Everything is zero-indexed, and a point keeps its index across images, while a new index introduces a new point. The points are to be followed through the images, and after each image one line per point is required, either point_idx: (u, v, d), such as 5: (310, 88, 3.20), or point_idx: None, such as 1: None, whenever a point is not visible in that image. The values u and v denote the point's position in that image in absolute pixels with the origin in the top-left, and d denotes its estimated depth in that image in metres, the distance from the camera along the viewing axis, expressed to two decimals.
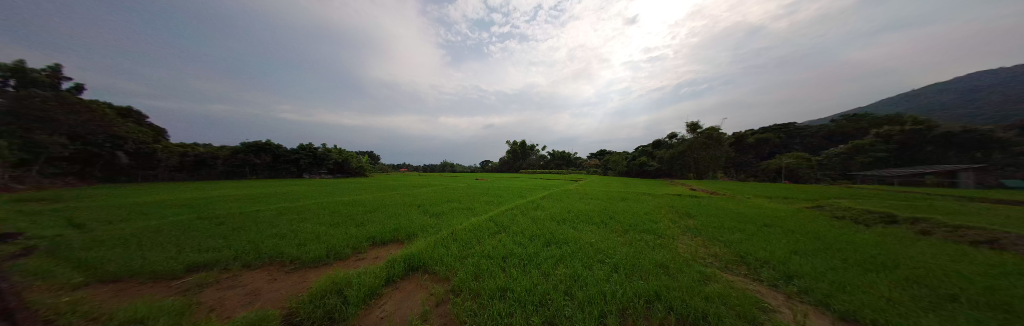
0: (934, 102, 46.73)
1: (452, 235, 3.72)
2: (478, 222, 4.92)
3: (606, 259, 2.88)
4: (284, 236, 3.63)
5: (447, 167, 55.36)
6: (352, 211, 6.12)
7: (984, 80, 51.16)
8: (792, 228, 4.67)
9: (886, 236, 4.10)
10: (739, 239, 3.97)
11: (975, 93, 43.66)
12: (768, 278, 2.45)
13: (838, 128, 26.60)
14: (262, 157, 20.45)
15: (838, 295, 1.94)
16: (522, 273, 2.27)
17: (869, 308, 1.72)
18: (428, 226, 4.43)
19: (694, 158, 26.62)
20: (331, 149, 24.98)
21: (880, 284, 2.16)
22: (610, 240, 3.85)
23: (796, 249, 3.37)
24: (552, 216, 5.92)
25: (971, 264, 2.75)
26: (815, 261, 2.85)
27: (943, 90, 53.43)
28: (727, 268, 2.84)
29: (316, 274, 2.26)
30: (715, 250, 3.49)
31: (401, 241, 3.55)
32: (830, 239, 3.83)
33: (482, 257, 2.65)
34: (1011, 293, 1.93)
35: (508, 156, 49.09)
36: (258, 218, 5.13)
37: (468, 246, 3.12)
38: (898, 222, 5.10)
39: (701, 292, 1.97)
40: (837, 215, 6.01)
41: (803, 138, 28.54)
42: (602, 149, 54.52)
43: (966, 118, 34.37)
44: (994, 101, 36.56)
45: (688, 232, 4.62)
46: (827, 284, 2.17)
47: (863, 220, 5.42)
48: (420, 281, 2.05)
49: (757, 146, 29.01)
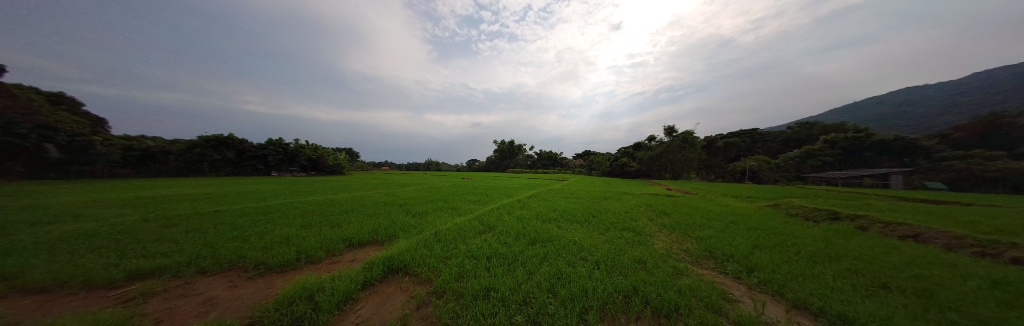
0: (873, 113, 53.14)
1: (436, 235, 3.63)
2: (463, 221, 4.88)
3: (588, 256, 2.97)
4: (247, 239, 3.33)
5: (432, 166, 53.90)
6: (329, 211, 5.85)
7: (911, 96, 59.05)
8: (754, 225, 5.07)
9: (832, 231, 4.61)
10: (708, 235, 4.27)
11: (903, 107, 50.38)
12: (733, 271, 2.66)
13: (794, 135, 29.56)
14: (224, 153, 18.65)
15: (790, 285, 2.15)
16: (506, 272, 2.27)
17: (817, 296, 1.92)
18: (411, 226, 4.31)
19: (671, 159, 28.31)
20: (305, 144, 23.40)
21: (826, 274, 2.43)
22: (591, 237, 4.00)
23: (757, 244, 3.67)
24: (537, 214, 6.03)
25: (894, 254, 3.19)
26: (773, 255, 3.13)
27: (880, 102, 60.92)
28: (697, 262, 3.05)
29: (284, 280, 2.10)
30: (687, 246, 3.73)
31: (381, 242, 3.42)
32: (786, 235, 4.21)
33: (467, 258, 2.61)
34: (932, 282, 2.23)
35: (495, 155, 49.16)
36: (219, 219, 4.68)
37: (451, 246, 3.06)
38: (842, 218, 5.76)
39: (675, 286, 2.09)
40: (792, 213, 6.67)
41: (765, 142, 31.30)
42: (587, 150, 56.32)
43: (897, 128, 39.45)
44: (919, 114, 42.24)
45: (665, 229, 4.88)
46: (781, 275, 2.39)
47: (813, 217, 6.06)
48: (400, 284, 1.98)
49: (726, 149, 31.43)
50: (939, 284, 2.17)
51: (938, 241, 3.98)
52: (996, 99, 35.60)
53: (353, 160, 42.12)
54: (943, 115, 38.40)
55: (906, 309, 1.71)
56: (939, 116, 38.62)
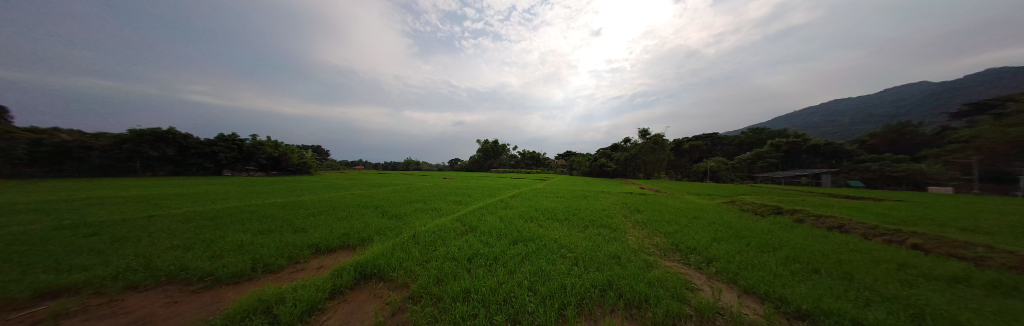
0: (809, 122, 61.37)
1: (414, 237, 3.50)
2: (444, 222, 4.76)
3: (568, 253, 3.07)
4: (192, 248, 2.93)
5: (411, 165, 51.70)
6: (293, 214, 5.35)
7: (837, 108, 69.30)
8: (714, 219, 5.62)
9: (777, 224, 5.26)
10: (675, 230, 4.64)
11: (831, 117, 59.00)
12: (695, 262, 2.91)
13: (748, 139, 33.09)
14: (162, 149, 16.20)
15: (742, 273, 2.41)
16: (487, 272, 2.27)
17: (763, 282, 2.18)
18: (387, 228, 4.11)
19: (645, 160, 30.18)
20: (264, 141, 21.21)
21: (771, 262, 2.76)
22: (571, 235, 4.14)
23: (715, 237, 4.06)
24: (519, 214, 6.09)
25: (821, 243, 3.75)
26: (728, 246, 3.49)
27: (815, 112, 70.53)
28: (665, 255, 3.30)
29: (238, 292, 1.88)
30: (657, 240, 4.03)
31: (353, 247, 3.21)
32: (739, 228, 4.71)
33: (447, 260, 2.56)
34: (851, 266, 2.63)
35: (478, 155, 48.72)
36: (154, 226, 4.04)
37: (431, 248, 2.97)
38: (784, 212, 6.60)
39: (646, 278, 2.23)
40: (745, 208, 7.50)
41: (724, 145, 34.76)
42: (568, 150, 57.91)
43: (828, 134, 45.92)
44: (843, 124, 49.76)
45: (637, 225, 5.20)
46: (735, 265, 2.67)
47: (761, 211, 6.89)
48: (373, 290, 1.88)
49: (691, 151, 34.35)
50: (858, 268, 2.56)
51: (855, 231, 4.71)
52: (898, 112, 42.99)
53: (324, 158, 39.10)
54: (861, 125, 45.44)
55: (833, 291, 1.99)
56: (858, 125, 45.70)
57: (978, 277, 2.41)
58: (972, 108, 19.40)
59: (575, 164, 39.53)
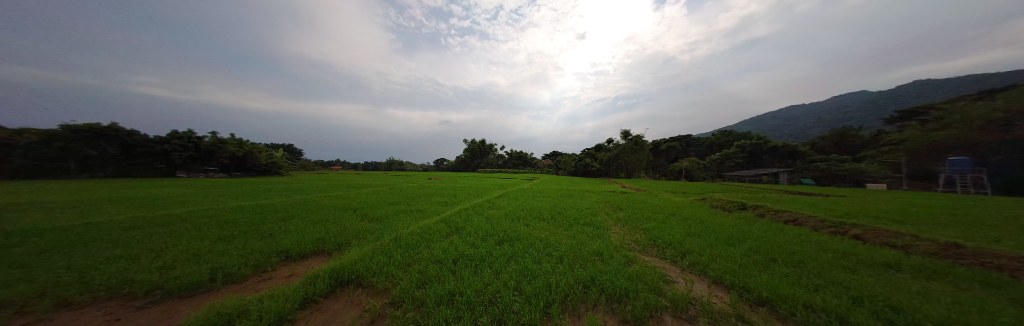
0: (770, 125, 67.48)
1: (396, 240, 3.38)
2: (428, 224, 4.64)
3: (553, 252, 3.13)
4: (138, 258, 2.60)
5: (394, 165, 49.73)
6: (261, 218, 4.94)
7: (793, 113, 76.82)
8: (688, 216, 5.99)
9: (742, 219, 5.72)
10: (653, 226, 4.88)
11: (788, 121, 65.34)
12: (671, 256, 3.09)
13: (718, 140, 35.67)
14: (102, 148, 14.24)
15: (712, 265, 2.60)
16: (472, 273, 2.25)
17: (729, 273, 2.36)
18: (366, 232, 3.93)
19: (627, 160, 31.46)
20: (225, 138, 19.31)
21: (737, 254, 3.00)
22: (556, 234, 4.22)
23: (689, 232, 4.34)
24: (506, 214, 6.09)
25: (779, 235, 4.13)
26: (700, 240, 3.74)
27: (774, 117, 77.70)
28: (644, 250, 3.46)
29: (194, 306, 1.70)
30: (637, 237, 4.22)
31: (328, 252, 3.03)
32: (709, 223, 5.06)
33: (431, 262, 2.50)
34: (803, 256, 2.93)
35: (465, 154, 48.09)
36: (90, 235, 3.54)
37: (414, 251, 2.88)
38: (748, 207, 7.21)
39: (626, 273, 2.33)
40: (715, 204, 8.09)
41: (697, 146, 37.21)
42: (554, 151, 58.83)
43: (785, 137, 50.79)
44: (798, 127, 55.28)
45: (619, 223, 5.42)
46: (706, 257, 2.87)
47: (729, 207, 7.46)
48: (350, 297, 1.79)
49: (668, 152, 36.40)
50: (809, 257, 2.85)
51: (806, 223, 5.27)
52: (842, 118, 48.57)
53: (298, 158, 36.59)
54: (812, 129, 50.75)
55: (788, 278, 2.20)
56: (810, 129, 51.01)
57: (900, 262, 2.80)
58: (900, 115, 22.35)
59: (560, 164, 40.28)
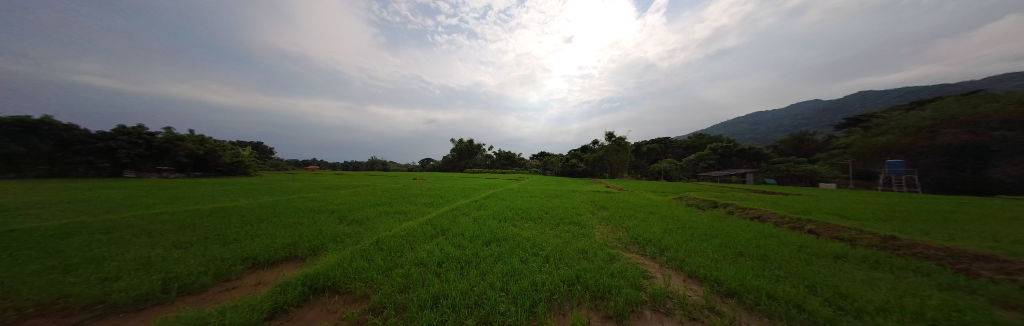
0: (739, 129, 72.96)
1: (377, 244, 3.24)
2: (412, 226, 4.50)
3: (540, 251, 3.16)
4: (71, 269, 2.27)
5: (376, 165, 47.74)
6: (224, 222, 4.53)
7: (759, 118, 83.47)
8: (667, 214, 6.29)
9: (715, 216, 6.10)
10: (635, 224, 5.08)
11: (755, 126, 71.03)
12: (650, 252, 3.23)
13: (694, 142, 37.95)
14: (32, 145, 12.29)
15: (687, 260, 2.76)
16: (458, 275, 2.20)
17: (703, 267, 2.52)
18: (345, 235, 3.73)
19: (611, 161, 32.54)
20: (182, 134, 17.43)
21: (709, 249, 3.20)
22: (543, 233, 4.26)
23: (667, 229, 4.56)
24: (493, 214, 6.07)
25: (746, 231, 4.48)
26: (677, 237, 3.94)
27: (743, 122, 84.14)
28: (626, 248, 3.59)
29: (141, 321, 1.51)
30: (620, 235, 4.38)
31: (303, 258, 2.85)
32: (685, 221, 5.36)
33: (415, 265, 2.43)
34: (767, 250, 3.18)
35: (452, 154, 47.33)
36: (10, 243, 3.05)
37: (396, 254, 2.77)
38: (720, 205, 7.72)
39: (610, 270, 2.41)
40: (691, 203, 8.59)
41: (675, 148, 39.33)
42: (542, 151, 59.57)
43: (752, 139, 55.18)
44: (763, 132, 60.18)
45: (603, 221, 5.58)
46: (681, 253, 3.04)
47: (703, 205, 7.94)
48: (326, 305, 1.69)
49: (649, 153, 38.14)
50: (772, 251, 3.11)
51: (769, 220, 5.75)
52: (800, 123, 53.56)
53: (270, 157, 34.08)
54: (775, 133, 55.61)
55: (756, 271, 2.37)
56: (773, 133, 55.84)
57: (846, 253, 3.15)
58: (847, 122, 25.06)
59: (548, 164, 40.83)
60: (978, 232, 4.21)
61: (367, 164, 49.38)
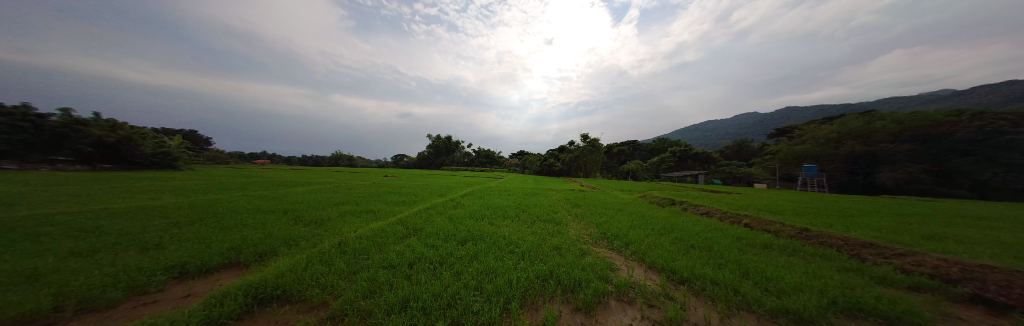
0: (695, 135, 81.67)
1: (340, 246, 2.98)
2: (381, 226, 4.24)
3: (515, 248, 3.20)
4: None
5: (342, 160, 43.80)
6: (138, 225, 3.74)
7: (712, 126, 94.25)
8: (632, 211, 6.79)
9: (673, 213, 6.76)
10: (605, 221, 5.41)
11: (708, 132, 80.07)
12: (617, 246, 3.48)
13: (658, 146, 41.51)
14: None
15: (648, 252, 3.01)
16: (430, 276, 2.13)
17: (662, 258, 2.77)
18: (302, 238, 3.36)
19: (585, 161, 34.15)
20: (80, 117, 13.70)
21: (667, 242, 3.54)
22: (520, 231, 4.31)
23: (633, 225, 4.92)
24: (470, 212, 5.99)
25: (697, 225, 5.03)
26: (641, 232, 4.28)
27: (698, 129, 94.45)
28: (596, 243, 3.80)
29: None
30: (591, 230, 4.63)
31: (247, 264, 2.50)
32: (648, 217, 5.84)
33: (383, 268, 2.29)
34: (713, 241, 3.62)
35: (428, 151, 45.46)
36: None
37: (362, 257, 2.59)
38: (677, 202, 8.56)
39: (581, 265, 2.54)
40: (653, 200, 9.39)
41: (641, 150, 42.71)
42: (521, 150, 60.31)
43: (705, 145, 62.22)
44: (714, 138, 68.21)
45: (577, 218, 5.85)
46: (644, 246, 3.30)
47: (663, 202, 8.76)
48: (274, 317, 1.50)
49: (619, 154, 40.83)
50: (718, 243, 3.52)
51: (715, 215, 6.57)
52: (742, 132, 61.77)
53: (208, 148, 29.31)
54: (723, 139, 63.48)
55: (705, 261, 2.67)
56: (721, 139, 63.66)
57: (771, 243, 3.73)
58: (777, 132, 29.58)
59: (526, 163, 41.36)
60: (864, 225, 5.24)
61: (331, 159, 45.06)
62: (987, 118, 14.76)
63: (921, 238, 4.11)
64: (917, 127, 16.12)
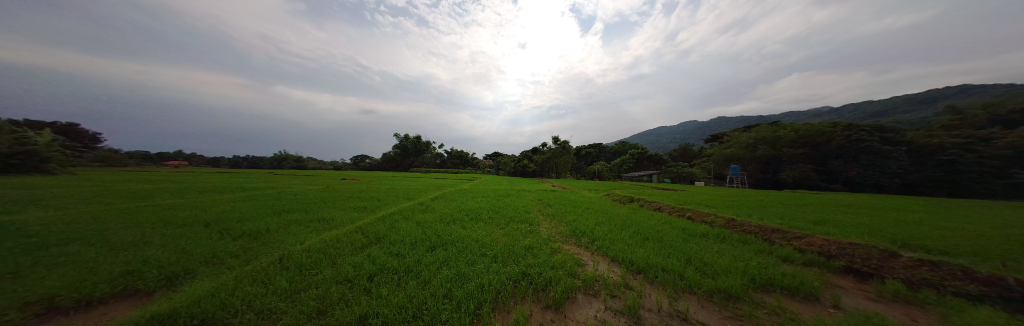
0: (650, 139, 91.16)
1: (285, 262, 2.59)
2: (337, 235, 3.80)
3: (488, 251, 3.16)
4: None
5: (289, 161, 38.36)
6: None
7: (663, 131, 106.32)
8: (598, 208, 7.26)
9: (632, 209, 7.41)
10: (575, 219, 5.69)
11: (661, 137, 90.15)
12: (584, 243, 3.67)
13: (620, 148, 45.40)
14: None
15: (611, 246, 3.26)
16: (395, 288, 1.98)
17: (622, 251, 3.02)
18: (233, 256, 2.82)
19: (557, 162, 35.65)
20: None
21: (628, 236, 3.88)
22: (493, 233, 4.29)
23: (598, 222, 5.27)
24: (440, 216, 5.76)
25: (651, 219, 5.62)
26: (605, 227, 4.65)
27: (652, 134, 105.88)
28: (566, 240, 3.97)
29: None
30: (562, 229, 4.83)
31: (154, 291, 2.00)
32: (611, 214, 6.29)
33: (337, 283, 2.06)
34: (665, 234, 4.06)
35: (394, 151, 42.49)
36: None
37: (310, 273, 2.29)
38: (636, 199, 9.40)
39: (552, 263, 2.62)
40: (616, 198, 10.17)
41: (606, 152, 46.27)
42: (495, 151, 60.23)
43: (658, 148, 69.91)
44: (666, 142, 77.07)
45: (548, 218, 6.05)
46: (608, 242, 3.54)
47: (624, 200, 9.55)
48: None
49: (586, 156, 43.57)
50: (670, 235, 3.97)
51: (666, 210, 7.41)
52: (687, 136, 71.07)
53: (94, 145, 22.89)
54: (671, 143, 72.27)
55: (659, 251, 2.98)
56: (670, 143, 72.46)
57: (708, 232, 4.35)
58: (713, 138, 34.72)
59: (500, 164, 41.40)
60: (776, 214, 6.42)
61: (274, 159, 38.98)
62: (851, 129, 19.33)
63: (811, 223, 5.22)
64: (808, 135, 20.44)
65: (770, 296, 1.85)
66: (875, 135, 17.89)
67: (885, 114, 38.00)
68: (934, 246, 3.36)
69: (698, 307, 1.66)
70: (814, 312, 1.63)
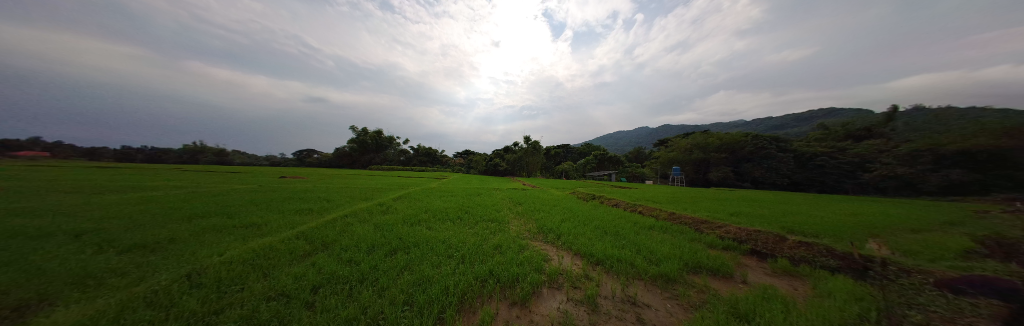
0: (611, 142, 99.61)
1: (196, 279, 2.10)
2: (275, 243, 3.26)
3: (455, 252, 3.06)
4: None
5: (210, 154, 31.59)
6: None
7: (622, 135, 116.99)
8: (564, 206, 7.65)
9: (594, 206, 7.97)
10: (542, 216, 5.89)
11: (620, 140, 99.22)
12: (551, 239, 3.83)
13: (585, 150, 48.64)
14: None
15: (574, 241, 3.47)
16: (345, 299, 1.78)
17: (584, 245, 3.24)
18: (115, 274, 2.17)
19: (527, 162, 36.47)
20: None
21: (589, 231, 4.18)
22: (461, 233, 4.17)
23: (564, 218, 5.55)
24: (404, 217, 5.39)
25: (610, 215, 6.15)
26: (569, 223, 4.93)
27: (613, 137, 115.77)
28: (534, 237, 4.10)
29: None
30: (530, 226, 4.98)
31: None
32: (575, 211, 6.68)
33: (271, 299, 1.77)
34: (621, 227, 4.49)
35: (351, 146, 38.22)
36: None
37: (231, 290, 1.91)
38: (597, 197, 10.13)
39: (519, 260, 2.68)
40: (580, 196, 10.84)
41: (573, 153, 49.14)
42: (465, 150, 58.74)
43: (618, 150, 76.66)
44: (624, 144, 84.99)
45: (518, 216, 6.16)
46: (572, 237, 3.74)
47: (587, 197, 10.24)
48: None
49: (555, 156, 45.56)
50: (625, 229, 4.39)
51: (623, 206, 8.13)
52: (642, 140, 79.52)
53: None
54: (629, 146, 79.96)
55: (615, 243, 3.29)
56: (628, 146, 80.16)
57: (655, 225, 4.95)
58: (662, 142, 39.53)
59: (471, 162, 40.60)
60: (706, 208, 7.61)
61: (186, 152, 31.59)
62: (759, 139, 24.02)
63: (732, 215, 6.31)
64: (730, 142, 24.72)
65: (699, 277, 2.20)
66: (774, 144, 22.55)
67: (782, 129, 48.13)
68: (808, 231, 4.38)
69: (645, 291, 1.88)
70: (729, 288, 1.99)
